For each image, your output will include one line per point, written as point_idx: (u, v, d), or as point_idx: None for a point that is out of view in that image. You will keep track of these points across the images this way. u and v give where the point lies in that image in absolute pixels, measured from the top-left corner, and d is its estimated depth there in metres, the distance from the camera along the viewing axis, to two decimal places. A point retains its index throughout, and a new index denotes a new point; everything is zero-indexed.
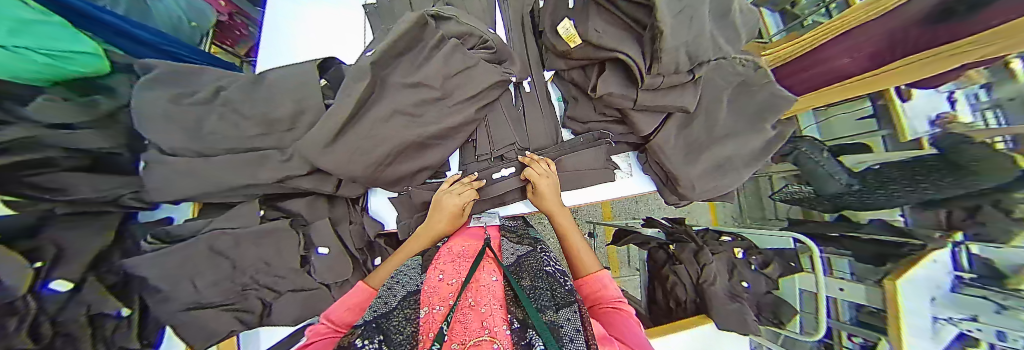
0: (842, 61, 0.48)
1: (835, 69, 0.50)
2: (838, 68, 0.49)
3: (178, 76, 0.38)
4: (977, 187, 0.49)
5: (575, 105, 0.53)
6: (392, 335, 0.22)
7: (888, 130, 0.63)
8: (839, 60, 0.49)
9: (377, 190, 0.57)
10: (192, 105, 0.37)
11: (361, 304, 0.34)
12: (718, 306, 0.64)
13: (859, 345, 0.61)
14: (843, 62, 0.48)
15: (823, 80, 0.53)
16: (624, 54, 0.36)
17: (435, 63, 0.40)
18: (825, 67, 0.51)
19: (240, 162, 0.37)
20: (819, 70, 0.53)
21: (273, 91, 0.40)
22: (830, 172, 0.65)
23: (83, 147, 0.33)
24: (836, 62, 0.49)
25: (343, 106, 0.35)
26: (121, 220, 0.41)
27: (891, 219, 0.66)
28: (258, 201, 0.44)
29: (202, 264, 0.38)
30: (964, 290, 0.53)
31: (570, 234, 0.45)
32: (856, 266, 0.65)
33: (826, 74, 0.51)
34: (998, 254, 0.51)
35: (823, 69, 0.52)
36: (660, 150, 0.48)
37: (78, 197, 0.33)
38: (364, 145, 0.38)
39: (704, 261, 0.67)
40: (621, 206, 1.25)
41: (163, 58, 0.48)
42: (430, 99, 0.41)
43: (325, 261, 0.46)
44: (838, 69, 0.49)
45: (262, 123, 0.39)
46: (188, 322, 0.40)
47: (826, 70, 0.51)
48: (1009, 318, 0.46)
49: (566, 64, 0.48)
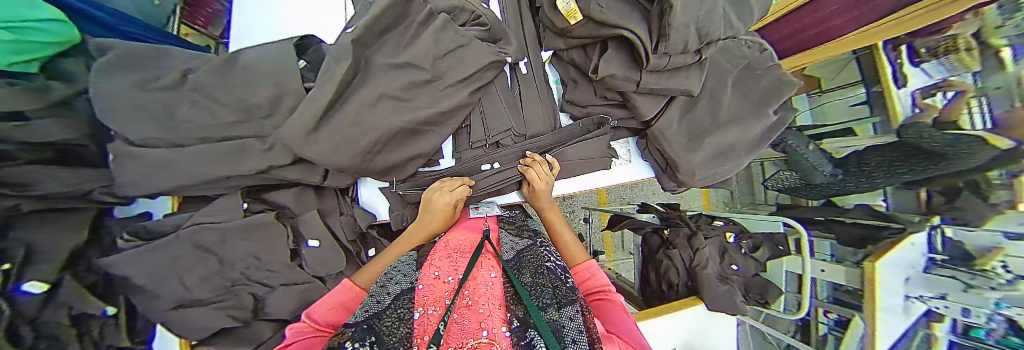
0: (837, 22, 0.56)
1: (831, 30, 0.57)
2: (832, 28, 0.57)
3: (140, 57, 0.33)
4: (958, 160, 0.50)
5: (574, 88, 0.51)
6: (385, 336, 0.21)
7: (882, 116, 0.61)
8: (835, 21, 0.56)
9: (366, 180, 0.53)
10: (159, 91, 0.33)
11: (347, 303, 0.34)
12: (709, 289, 0.66)
13: (834, 321, 0.65)
14: (836, 23, 0.56)
15: (813, 42, 0.61)
16: (630, 31, 0.33)
17: (424, 42, 0.37)
18: (820, 29, 0.59)
19: (217, 154, 0.34)
20: (814, 32, 0.60)
21: (247, 73, 0.36)
22: (815, 165, 0.70)
23: (46, 140, 0.29)
24: (834, 22, 0.56)
25: (324, 90, 0.32)
26: (97, 218, 0.38)
27: (874, 204, 0.65)
28: (240, 194, 0.41)
29: (188, 259, 0.36)
30: (935, 271, 0.56)
31: (560, 228, 0.48)
32: (838, 248, 0.68)
33: (820, 35, 0.59)
34: (970, 237, 0.52)
35: (818, 30, 0.59)
36: (662, 136, 0.46)
37: (47, 192, 0.29)
38: (351, 133, 0.35)
39: (697, 246, 0.69)
40: (616, 192, 1.27)
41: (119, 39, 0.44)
42: (420, 82, 0.38)
43: (317, 253, 0.44)
44: (833, 30, 0.57)
45: (239, 109, 0.36)
46: (180, 320, 0.38)
47: (822, 31, 0.58)
48: (975, 296, 0.50)
49: (565, 44, 0.45)
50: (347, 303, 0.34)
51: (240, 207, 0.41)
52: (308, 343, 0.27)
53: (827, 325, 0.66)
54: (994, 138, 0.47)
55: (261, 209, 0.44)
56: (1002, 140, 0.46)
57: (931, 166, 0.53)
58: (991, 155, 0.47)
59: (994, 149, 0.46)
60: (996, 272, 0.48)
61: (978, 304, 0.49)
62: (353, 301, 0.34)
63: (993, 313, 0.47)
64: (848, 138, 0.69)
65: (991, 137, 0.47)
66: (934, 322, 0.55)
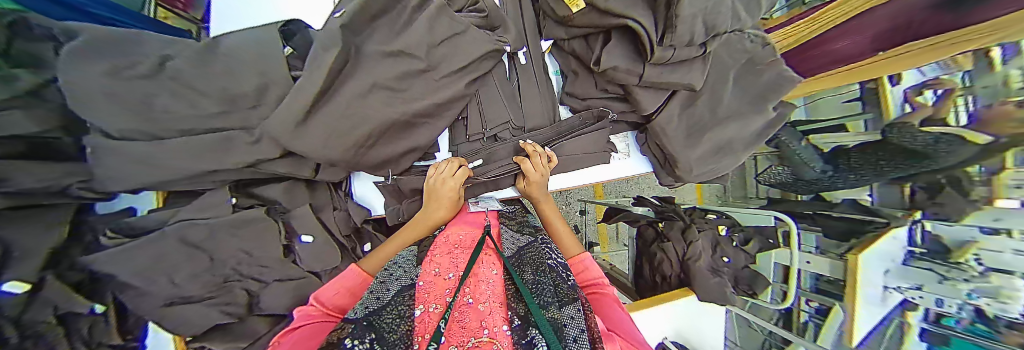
0: (840, 44, 0.54)
1: (836, 51, 0.55)
2: (836, 50, 0.55)
3: (115, 41, 0.30)
4: (937, 161, 0.53)
5: (574, 80, 0.49)
6: (386, 334, 0.21)
7: (873, 112, 0.66)
8: (838, 43, 0.54)
9: (360, 174, 0.51)
10: (135, 80, 0.30)
11: (354, 288, 0.35)
12: (701, 281, 0.68)
13: (815, 309, 0.68)
14: (840, 45, 0.54)
15: (820, 63, 0.58)
16: (632, 20, 0.32)
17: (418, 28, 0.35)
18: (825, 49, 0.57)
19: (199, 146, 0.32)
20: (818, 52, 0.58)
21: (230, 60, 0.34)
22: (805, 160, 0.72)
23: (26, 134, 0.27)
24: (838, 44, 0.54)
25: (312, 79, 0.30)
26: (75, 214, 0.35)
27: (860, 198, 0.69)
28: (227, 188, 0.40)
29: (176, 256, 0.35)
30: (914, 263, 0.58)
31: (553, 218, 0.48)
32: (823, 242, 0.70)
33: (825, 55, 0.57)
34: (948, 232, 0.54)
35: (823, 51, 0.57)
36: (661, 131, 0.46)
37: (22, 188, 0.26)
38: (341, 126, 0.34)
39: (691, 239, 0.71)
40: (613, 185, 1.28)
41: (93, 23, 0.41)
42: (414, 72, 0.36)
43: (309, 248, 0.43)
44: (838, 50, 0.54)
45: (223, 100, 0.34)
46: (171, 317, 0.37)
47: (828, 51, 0.56)
48: (949, 288, 0.52)
49: (566, 33, 0.44)
50: (356, 288, 0.35)
51: (228, 203, 0.39)
52: (321, 325, 0.28)
53: (807, 312, 0.70)
54: (972, 135, 0.50)
55: (252, 204, 0.43)
56: (979, 136, 0.49)
57: (915, 164, 0.56)
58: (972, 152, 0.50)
59: (975, 146, 0.49)
60: (970, 265, 0.51)
61: (949, 295, 0.52)
62: (360, 286, 0.35)
63: (964, 303, 0.51)
64: (831, 136, 0.73)
65: (969, 133, 0.50)
66: (908, 311, 0.59)
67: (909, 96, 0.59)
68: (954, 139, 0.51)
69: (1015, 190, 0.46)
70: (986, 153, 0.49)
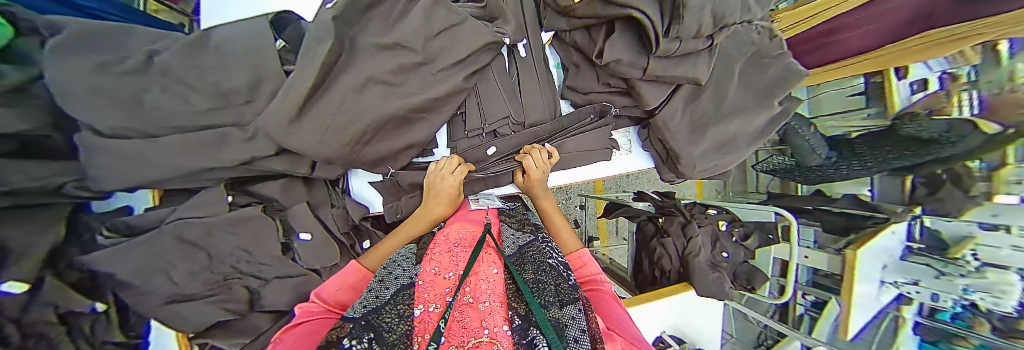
0: (852, 33, 0.54)
1: (847, 40, 0.55)
2: (847, 40, 0.55)
3: (96, 36, 0.29)
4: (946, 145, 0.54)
5: (576, 73, 0.48)
6: (385, 333, 0.21)
7: (875, 107, 0.66)
8: (852, 32, 0.55)
9: (358, 171, 0.52)
10: (125, 76, 0.29)
11: (356, 285, 0.35)
12: (699, 276, 0.69)
13: (810, 302, 0.70)
14: (850, 34, 0.55)
15: (830, 53, 0.59)
16: (639, 11, 0.30)
17: (414, 19, 0.34)
18: (836, 39, 0.57)
19: (194, 143, 0.32)
20: (829, 41, 0.59)
21: (220, 54, 0.33)
22: (814, 148, 0.67)
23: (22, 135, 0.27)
24: (851, 33, 0.55)
25: (304, 74, 0.29)
26: (71, 212, 0.35)
27: (860, 193, 0.71)
28: (224, 186, 0.39)
29: (174, 255, 0.35)
30: (911, 258, 0.61)
31: (553, 216, 0.47)
32: (820, 236, 0.71)
33: (837, 45, 0.57)
34: (947, 226, 0.59)
35: (835, 40, 0.57)
36: (664, 126, 0.45)
37: (15, 187, 0.25)
38: (336, 122, 0.33)
39: (691, 234, 0.72)
40: (613, 180, 1.27)
41: (80, 16, 0.39)
42: (411, 65, 0.35)
43: (308, 246, 0.42)
44: (848, 40, 0.55)
45: (214, 95, 0.33)
46: (173, 315, 0.37)
47: (840, 39, 0.56)
48: (946, 283, 0.55)
49: (568, 24, 0.42)
50: (357, 285, 0.35)
51: (225, 200, 0.39)
52: (323, 322, 0.28)
53: (803, 305, 0.72)
54: (984, 123, 0.52)
55: (248, 202, 0.42)
56: (988, 124, 0.52)
57: (921, 151, 0.57)
58: (981, 139, 0.52)
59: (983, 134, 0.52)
60: (965, 260, 0.55)
61: (947, 290, 0.55)
62: (362, 282, 0.35)
63: (960, 297, 0.54)
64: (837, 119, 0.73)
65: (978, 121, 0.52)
66: (903, 305, 0.63)
67: (915, 90, 0.61)
68: (966, 126, 0.53)
69: (1015, 185, 0.52)
70: (989, 144, 0.52)
